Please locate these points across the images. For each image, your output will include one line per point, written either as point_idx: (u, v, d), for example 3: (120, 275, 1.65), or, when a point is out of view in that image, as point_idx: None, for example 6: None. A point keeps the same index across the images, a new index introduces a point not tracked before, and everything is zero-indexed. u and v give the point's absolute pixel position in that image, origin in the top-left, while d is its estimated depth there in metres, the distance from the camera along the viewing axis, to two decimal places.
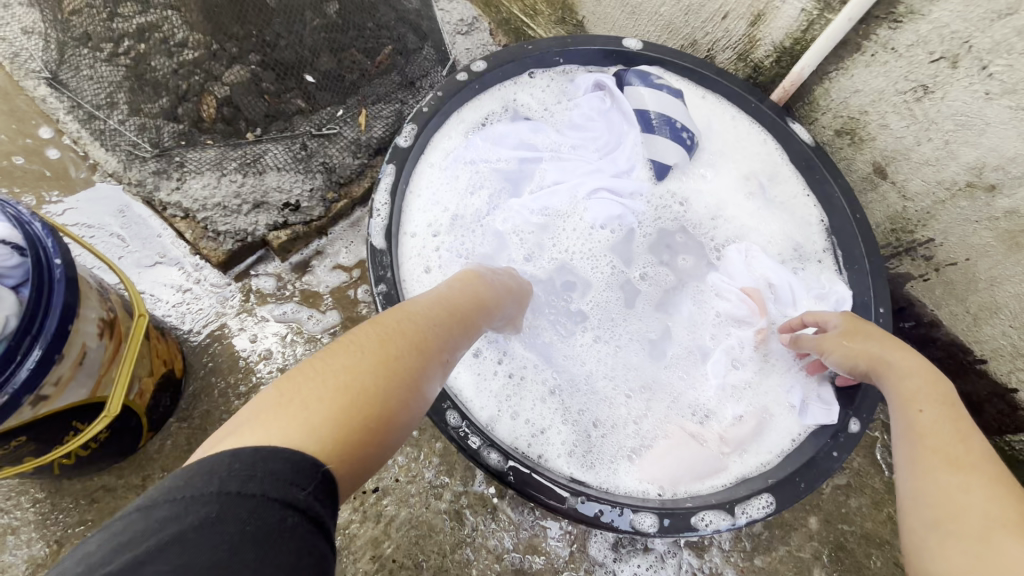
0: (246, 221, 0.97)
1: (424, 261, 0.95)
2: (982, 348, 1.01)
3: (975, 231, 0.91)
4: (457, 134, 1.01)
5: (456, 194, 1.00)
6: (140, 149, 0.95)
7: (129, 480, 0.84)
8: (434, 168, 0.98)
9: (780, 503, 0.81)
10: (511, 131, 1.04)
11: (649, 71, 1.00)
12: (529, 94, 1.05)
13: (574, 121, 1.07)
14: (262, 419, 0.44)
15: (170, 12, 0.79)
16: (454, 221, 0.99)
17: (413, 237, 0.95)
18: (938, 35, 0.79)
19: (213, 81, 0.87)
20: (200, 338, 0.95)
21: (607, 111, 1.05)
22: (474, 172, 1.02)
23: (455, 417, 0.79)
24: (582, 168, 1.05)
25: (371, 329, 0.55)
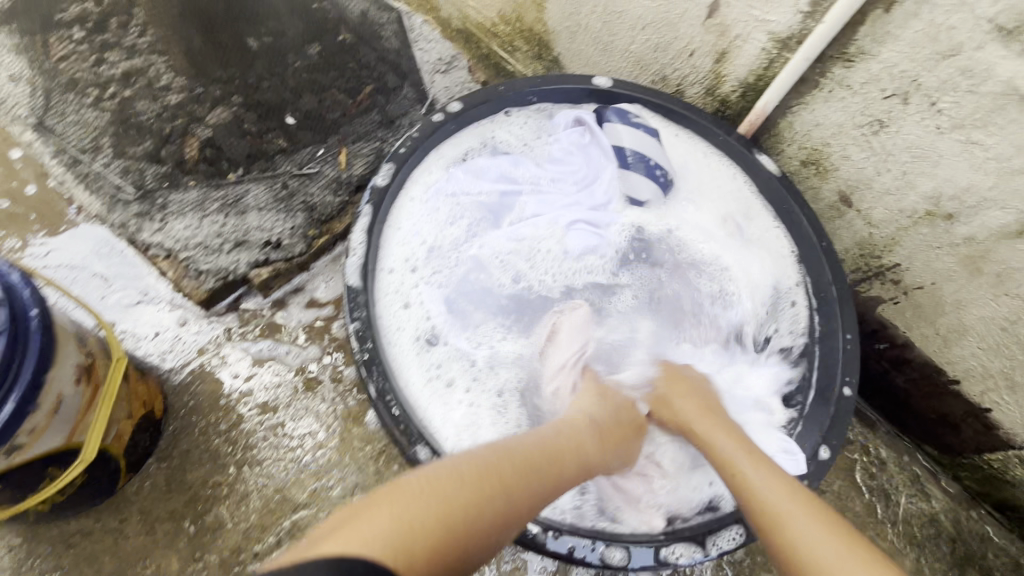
0: (228, 260, 0.98)
1: (403, 295, 0.97)
2: (955, 369, 1.03)
3: (938, 256, 0.94)
4: (440, 167, 1.03)
5: (438, 227, 1.02)
6: (123, 192, 0.96)
7: (106, 523, 0.84)
8: (416, 201, 1.00)
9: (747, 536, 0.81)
10: (495, 168, 1.07)
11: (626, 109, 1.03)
12: (507, 131, 1.09)
13: (554, 156, 1.10)
14: (358, 526, 0.50)
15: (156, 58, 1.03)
16: (430, 255, 1.01)
17: (390, 270, 0.96)
18: (888, 74, 0.83)
19: (198, 124, 1.00)
20: (181, 376, 0.95)
21: (585, 147, 1.08)
22: (455, 203, 1.04)
23: (424, 452, 0.79)
24: (561, 201, 1.07)
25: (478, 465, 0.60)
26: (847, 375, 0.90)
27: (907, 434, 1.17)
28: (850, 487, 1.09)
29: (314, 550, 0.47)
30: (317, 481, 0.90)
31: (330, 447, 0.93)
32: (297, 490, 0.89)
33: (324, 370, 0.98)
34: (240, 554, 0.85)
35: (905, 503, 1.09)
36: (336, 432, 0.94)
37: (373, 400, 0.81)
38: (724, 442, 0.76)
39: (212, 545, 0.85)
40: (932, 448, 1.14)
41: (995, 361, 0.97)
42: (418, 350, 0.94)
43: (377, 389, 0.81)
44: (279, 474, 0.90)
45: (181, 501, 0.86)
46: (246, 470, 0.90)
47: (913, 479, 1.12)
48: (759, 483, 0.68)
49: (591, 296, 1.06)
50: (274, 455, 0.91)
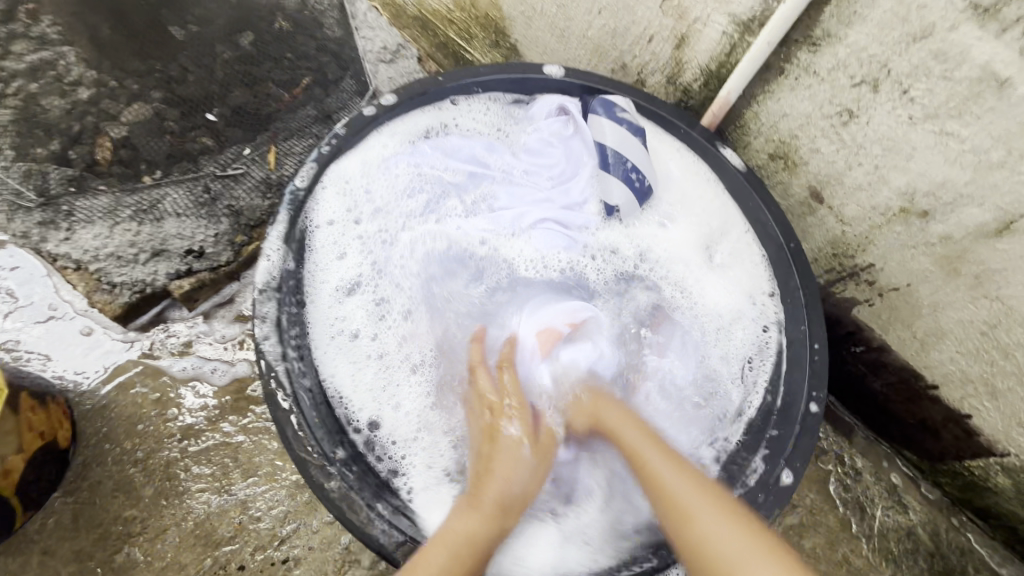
0: (144, 271, 0.91)
1: (333, 289, 0.87)
2: (933, 373, 0.97)
3: (913, 256, 0.87)
4: (399, 142, 0.94)
5: (388, 212, 0.93)
6: (24, 198, 0.87)
7: (6, 565, 0.76)
8: (371, 175, 0.91)
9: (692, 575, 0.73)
10: (467, 146, 0.98)
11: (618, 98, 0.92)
12: (472, 119, 0.99)
13: (532, 148, 1.00)
14: None
15: (67, 48, 0.86)
16: (372, 251, 0.91)
17: (322, 262, 0.87)
18: (857, 59, 0.75)
19: (111, 122, 0.89)
20: (95, 400, 0.87)
21: (568, 139, 0.98)
22: (416, 176, 0.95)
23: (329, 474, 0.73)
24: (532, 196, 0.98)
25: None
26: (814, 390, 0.83)
27: (886, 440, 1.11)
28: (823, 499, 1.04)
29: None
30: (243, 512, 0.83)
31: (258, 475, 0.85)
32: (221, 523, 0.82)
33: (256, 388, 0.91)
34: None
35: (880, 515, 1.04)
36: (266, 458, 0.86)
37: (275, 417, 0.73)
38: (629, 434, 0.75)
39: None
40: (912, 454, 1.09)
41: (975, 367, 0.90)
42: (342, 363, 0.84)
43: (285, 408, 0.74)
44: (201, 506, 0.83)
45: (90, 539, 0.79)
46: (165, 502, 0.82)
47: (890, 490, 1.07)
48: (667, 477, 0.69)
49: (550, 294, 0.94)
50: (196, 484, 0.84)
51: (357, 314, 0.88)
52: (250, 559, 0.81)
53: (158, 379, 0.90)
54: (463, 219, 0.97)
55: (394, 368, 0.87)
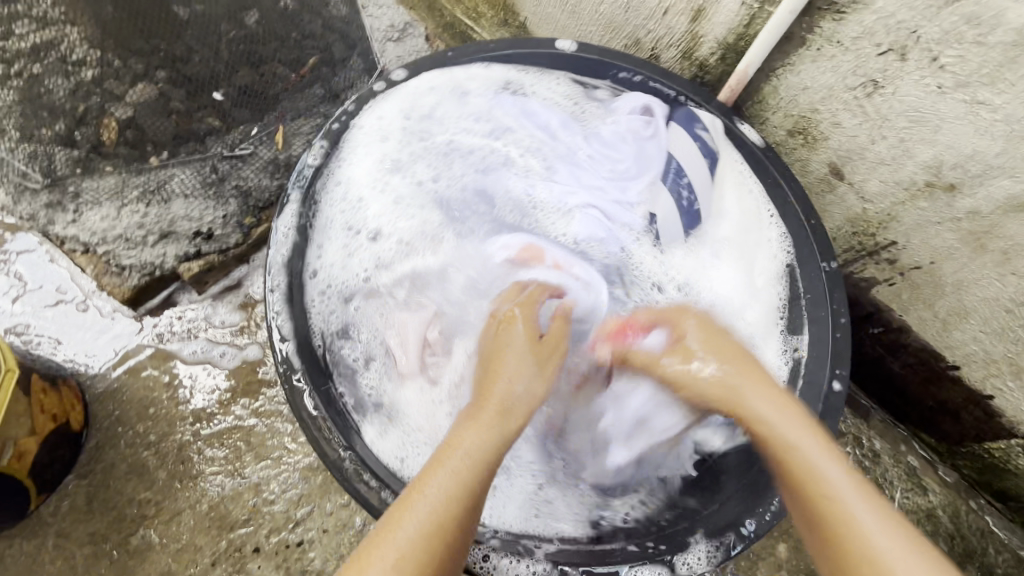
0: (153, 253, 0.90)
1: (352, 222, 0.86)
2: (955, 354, 0.95)
3: (938, 233, 0.85)
4: (483, 86, 0.93)
5: (439, 159, 0.92)
6: (29, 181, 0.84)
7: (21, 548, 0.76)
8: (443, 112, 0.92)
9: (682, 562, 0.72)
10: (546, 113, 0.93)
11: (704, 115, 0.86)
12: (548, 89, 0.95)
13: (602, 137, 0.92)
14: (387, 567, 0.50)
15: (68, 27, 0.75)
16: (393, 197, 0.89)
17: (356, 202, 0.87)
18: (884, 26, 0.73)
19: (116, 102, 0.83)
20: (106, 383, 0.87)
21: (644, 141, 0.89)
22: (482, 120, 0.94)
23: (340, 446, 0.70)
24: (589, 180, 0.93)
25: (435, 525, 0.52)
26: (837, 368, 0.80)
27: (903, 422, 1.09)
28: None
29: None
30: (257, 495, 0.82)
31: (271, 457, 0.85)
32: (235, 506, 0.82)
33: (267, 371, 0.90)
34: None
35: (899, 498, 1.02)
36: (278, 441, 0.86)
37: (286, 387, 0.71)
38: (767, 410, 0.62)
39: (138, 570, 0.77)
40: (930, 436, 1.07)
41: (1000, 346, 0.88)
42: (331, 305, 0.82)
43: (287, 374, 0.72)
44: (214, 489, 0.82)
45: (104, 522, 0.78)
46: (178, 485, 0.82)
47: (908, 473, 1.04)
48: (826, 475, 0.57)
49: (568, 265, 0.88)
50: (209, 468, 0.83)
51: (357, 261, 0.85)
52: (265, 541, 0.80)
53: (169, 362, 0.89)
54: (507, 175, 0.93)
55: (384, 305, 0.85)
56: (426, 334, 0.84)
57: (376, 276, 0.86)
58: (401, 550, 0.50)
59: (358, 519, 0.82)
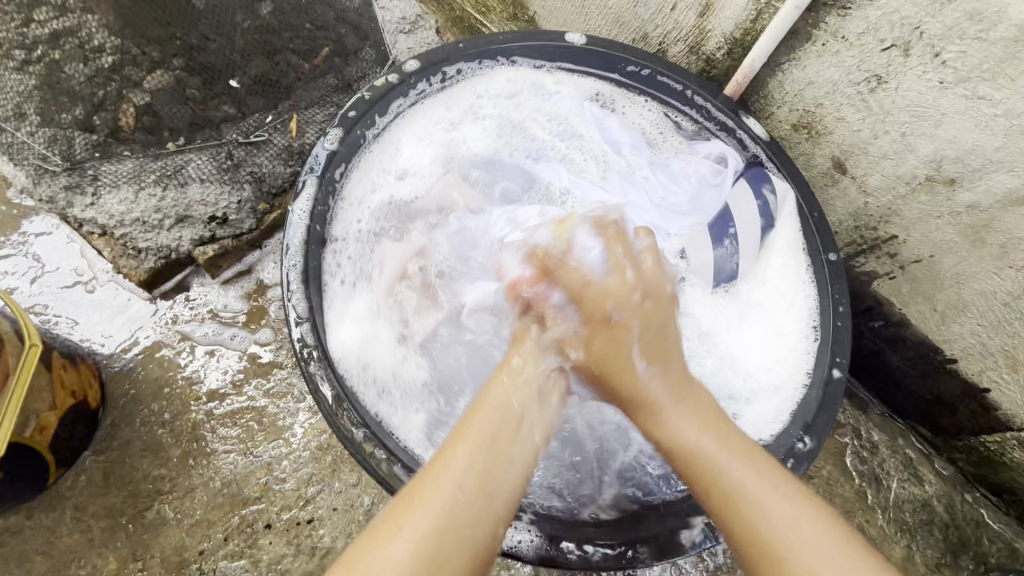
0: (169, 237, 0.92)
1: (393, 168, 0.90)
2: (952, 347, 0.96)
3: (938, 226, 0.86)
4: (573, 90, 0.97)
5: (500, 140, 0.97)
6: (48, 164, 0.85)
7: (39, 521, 0.78)
8: (522, 103, 0.97)
9: (668, 545, 0.71)
10: (620, 132, 0.97)
11: (778, 180, 0.87)
12: (640, 114, 0.98)
13: (670, 171, 0.94)
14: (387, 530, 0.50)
15: (85, 4, 0.73)
16: (435, 143, 0.94)
17: (393, 149, 0.90)
18: (888, 22, 0.74)
19: (132, 87, 0.81)
20: (123, 362, 0.89)
21: (708, 187, 0.91)
22: (557, 121, 0.98)
23: (356, 425, 0.70)
24: (640, 202, 0.94)
25: (467, 480, 0.52)
26: (837, 356, 0.82)
27: (901, 416, 1.11)
28: (838, 471, 1.04)
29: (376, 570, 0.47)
30: (268, 474, 0.84)
31: (282, 437, 0.87)
32: (247, 484, 0.84)
33: (278, 354, 0.92)
34: (186, 552, 0.79)
35: (895, 488, 1.04)
36: (289, 422, 0.88)
37: (305, 369, 0.71)
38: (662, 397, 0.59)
39: (153, 543, 0.79)
40: (927, 430, 1.09)
41: (996, 339, 0.90)
42: (351, 227, 0.84)
43: (303, 350, 0.71)
44: (227, 467, 0.84)
45: (120, 497, 0.81)
46: (193, 462, 0.84)
47: (905, 463, 1.06)
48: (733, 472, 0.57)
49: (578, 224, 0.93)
50: (222, 446, 0.85)
51: (382, 195, 0.89)
52: (276, 518, 0.82)
53: (184, 343, 0.91)
54: (553, 165, 0.98)
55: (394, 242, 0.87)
56: (406, 266, 0.86)
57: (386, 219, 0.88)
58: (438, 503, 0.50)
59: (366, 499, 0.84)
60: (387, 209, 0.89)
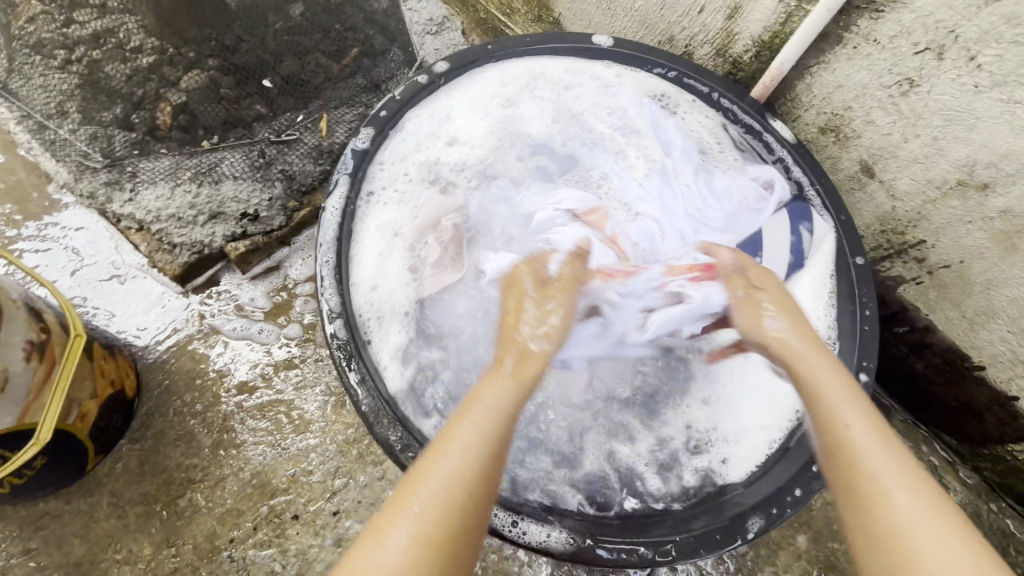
0: (202, 233, 0.94)
1: (444, 133, 0.92)
2: (980, 354, 0.95)
3: (968, 232, 0.85)
4: (631, 84, 0.96)
5: (555, 125, 0.97)
6: (91, 159, 0.91)
7: (77, 505, 0.80)
8: (580, 93, 0.97)
9: (704, 543, 0.72)
10: (676, 134, 0.94)
11: (818, 219, 0.88)
12: (698, 120, 0.95)
13: (713, 183, 0.92)
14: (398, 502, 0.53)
15: (127, 16, 0.86)
16: (492, 117, 0.95)
17: (446, 116, 0.91)
18: (922, 25, 0.74)
19: (169, 87, 0.90)
20: (157, 354, 0.92)
21: (747, 210, 0.90)
22: (615, 115, 0.97)
23: (387, 420, 0.72)
24: (679, 210, 0.91)
25: (467, 482, 0.54)
26: (863, 360, 0.81)
27: (925, 423, 1.10)
28: None
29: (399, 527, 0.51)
30: (297, 466, 0.86)
31: (310, 430, 0.89)
32: (276, 474, 0.86)
33: (306, 349, 0.94)
34: (216, 540, 0.82)
35: None
36: (317, 416, 0.90)
37: (337, 363, 0.73)
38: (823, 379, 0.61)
39: (185, 530, 0.81)
40: (952, 438, 1.08)
41: None
42: (388, 184, 0.86)
43: (337, 347, 0.73)
44: (256, 458, 0.86)
45: (154, 484, 0.83)
46: (223, 453, 0.86)
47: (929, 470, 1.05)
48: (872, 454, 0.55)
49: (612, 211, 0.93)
50: (252, 437, 0.87)
51: (426, 159, 0.90)
52: (303, 509, 0.84)
53: (215, 336, 0.94)
54: (598, 155, 0.97)
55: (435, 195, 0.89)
56: (440, 219, 0.87)
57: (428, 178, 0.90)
58: (432, 498, 0.52)
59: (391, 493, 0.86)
60: (432, 172, 0.91)
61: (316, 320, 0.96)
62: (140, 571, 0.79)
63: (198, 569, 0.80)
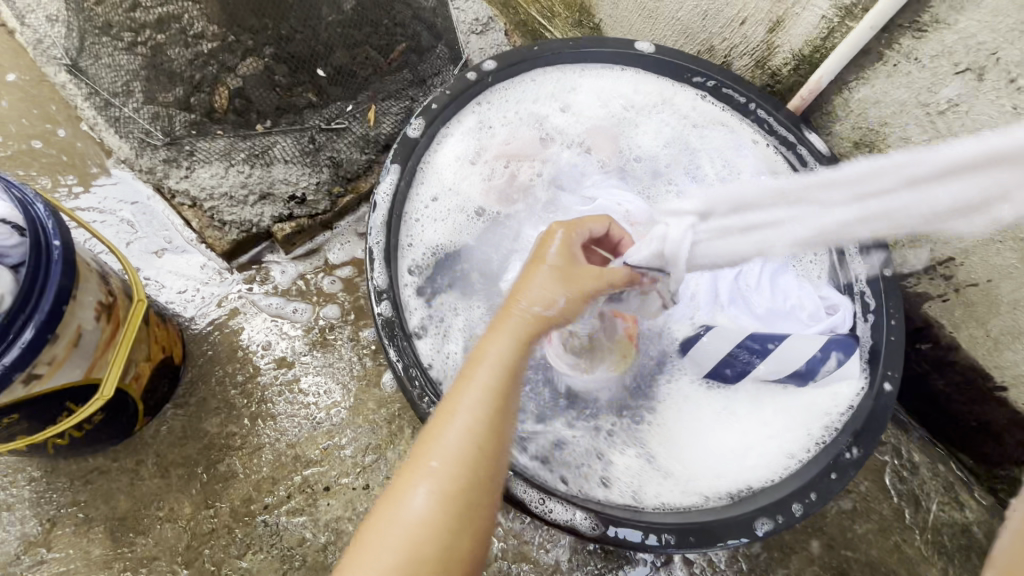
0: (252, 212, 0.98)
1: (560, 99, 1.00)
2: (1003, 374, 0.94)
3: (998, 251, 0.85)
4: (760, 155, 0.97)
5: (665, 148, 1.02)
6: (153, 137, 0.95)
7: (123, 463, 0.85)
8: (710, 137, 1.00)
9: (711, 535, 0.74)
10: None
11: (854, 362, 0.83)
12: None
13: (779, 278, 0.89)
14: (413, 461, 0.54)
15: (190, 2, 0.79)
16: (621, 117, 1.02)
17: (570, 88, 1.00)
18: (964, 46, 0.76)
19: (228, 72, 0.86)
20: (201, 326, 0.96)
21: (797, 316, 0.86)
22: (726, 168, 0.99)
23: (428, 401, 0.74)
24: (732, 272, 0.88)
25: (476, 436, 0.54)
26: (889, 369, 0.82)
27: (940, 441, 1.07)
28: (878, 488, 1.02)
29: (423, 486, 0.52)
30: (330, 439, 0.90)
31: (342, 407, 0.92)
32: (309, 447, 0.89)
33: (339, 331, 0.97)
34: (251, 504, 0.85)
35: (935, 510, 1.01)
36: (350, 393, 0.93)
37: (380, 339, 0.76)
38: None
39: (224, 494, 0.85)
40: (969, 458, 1.05)
41: None
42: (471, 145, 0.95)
43: (384, 324, 0.76)
44: (291, 430, 0.90)
45: (196, 448, 0.87)
46: (261, 423, 0.90)
47: (946, 486, 1.03)
48: None
49: None
50: (288, 411, 0.91)
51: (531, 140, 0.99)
52: (335, 482, 0.88)
53: (254, 312, 0.98)
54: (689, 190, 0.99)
55: (535, 140, 0.99)
56: (519, 173, 0.98)
57: (533, 127, 1.00)
58: (450, 456, 0.53)
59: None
60: (540, 126, 1.00)
61: (352, 302, 1.00)
62: (180, 529, 0.83)
63: (233, 532, 0.84)
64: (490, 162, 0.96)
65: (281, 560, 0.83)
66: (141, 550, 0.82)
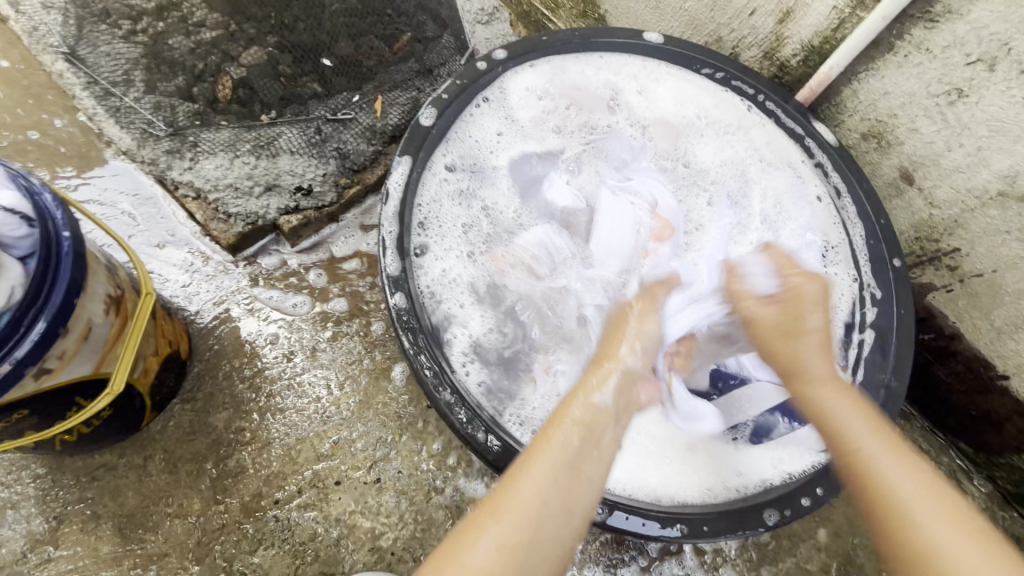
0: (257, 204, 0.96)
1: (641, 82, 0.99)
2: (1005, 364, 0.94)
3: (1004, 242, 0.86)
4: (818, 215, 0.94)
5: (720, 167, 0.99)
6: (155, 127, 0.92)
7: (130, 459, 0.83)
8: (773, 176, 0.97)
9: (728, 525, 0.75)
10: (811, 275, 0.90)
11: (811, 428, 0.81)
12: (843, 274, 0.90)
13: None
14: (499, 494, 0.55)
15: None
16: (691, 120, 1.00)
17: (653, 78, 0.98)
18: (977, 36, 0.76)
19: (231, 62, 0.88)
20: (207, 320, 0.94)
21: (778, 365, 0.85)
22: (777, 206, 0.97)
23: (446, 390, 0.74)
24: None
25: (549, 489, 0.54)
26: (899, 361, 0.83)
27: (942, 431, 1.07)
28: None
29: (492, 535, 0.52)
30: (340, 433, 0.89)
31: (351, 401, 0.91)
32: (318, 441, 0.88)
33: (346, 324, 0.96)
34: (261, 500, 0.84)
35: None
36: (359, 386, 0.92)
37: (394, 329, 0.75)
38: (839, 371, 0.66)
39: (233, 489, 0.84)
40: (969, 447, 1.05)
41: None
42: (524, 108, 0.96)
43: (395, 312, 0.75)
44: (301, 424, 0.89)
45: (205, 443, 0.86)
46: (269, 417, 0.89)
47: (948, 474, 1.05)
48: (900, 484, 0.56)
49: (722, 210, 0.97)
50: (298, 404, 0.90)
51: (601, 120, 1.00)
52: (345, 476, 0.87)
53: (260, 306, 0.96)
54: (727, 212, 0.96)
55: (601, 100, 0.99)
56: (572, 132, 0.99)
57: (604, 91, 0.99)
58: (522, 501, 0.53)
59: (430, 465, 0.89)
60: (613, 94, 1.00)
61: (360, 296, 0.99)
62: (190, 525, 0.82)
63: (243, 526, 0.83)
64: (547, 125, 0.98)
65: (293, 555, 0.83)
66: (151, 546, 0.81)
